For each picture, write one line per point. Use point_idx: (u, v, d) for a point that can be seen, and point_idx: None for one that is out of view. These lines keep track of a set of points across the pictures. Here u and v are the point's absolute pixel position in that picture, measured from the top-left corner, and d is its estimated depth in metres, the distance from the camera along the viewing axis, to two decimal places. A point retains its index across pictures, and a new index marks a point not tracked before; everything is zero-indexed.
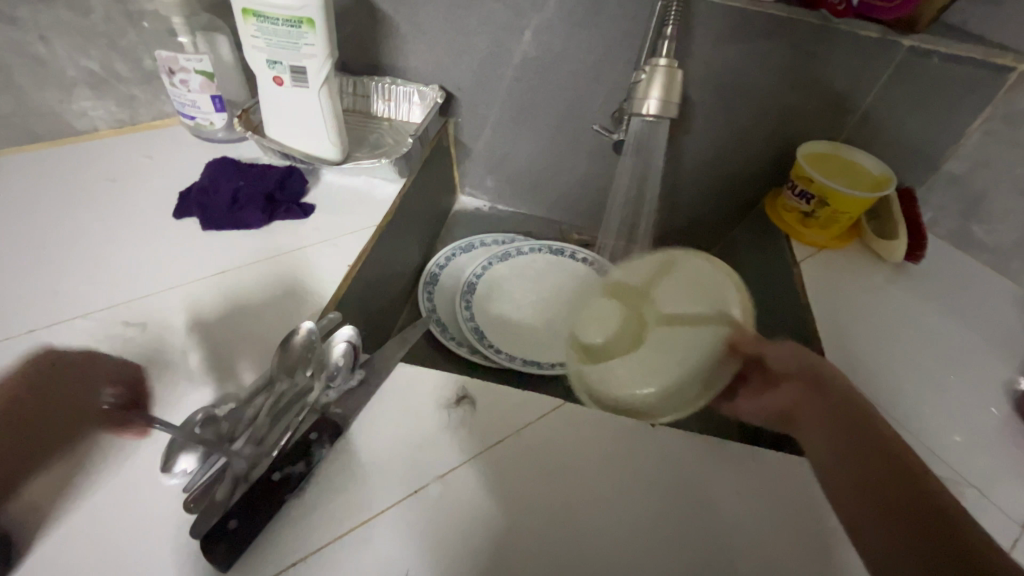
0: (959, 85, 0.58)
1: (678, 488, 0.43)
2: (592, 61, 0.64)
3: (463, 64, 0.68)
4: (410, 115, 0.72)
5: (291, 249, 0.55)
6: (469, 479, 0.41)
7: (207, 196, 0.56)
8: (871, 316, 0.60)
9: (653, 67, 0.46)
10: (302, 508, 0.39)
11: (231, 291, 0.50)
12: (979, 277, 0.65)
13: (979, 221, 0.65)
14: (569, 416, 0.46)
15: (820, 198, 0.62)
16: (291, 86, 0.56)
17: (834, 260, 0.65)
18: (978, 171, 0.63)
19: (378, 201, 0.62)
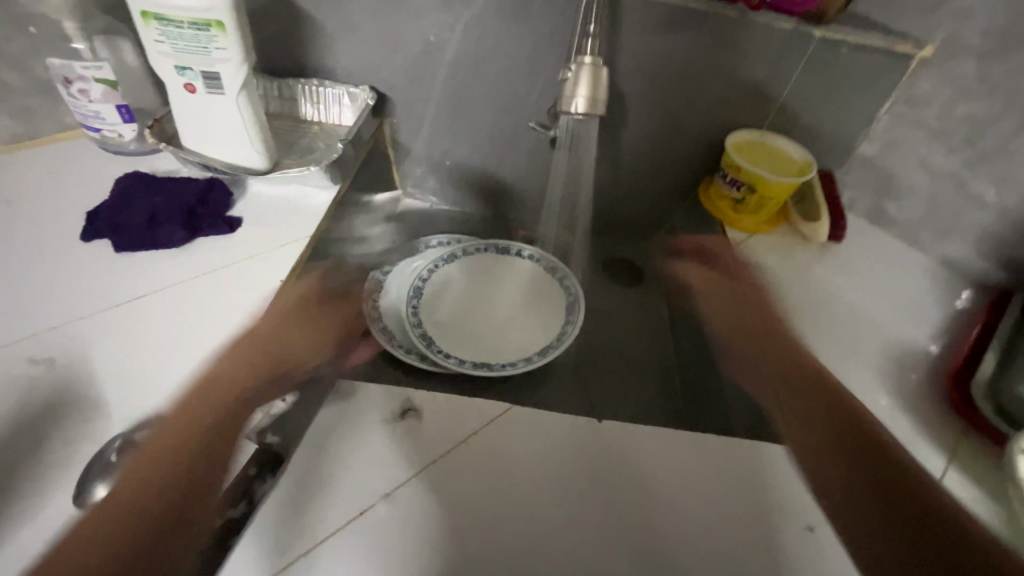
0: (866, 73, 0.62)
1: (627, 483, 0.44)
2: (524, 57, 0.64)
3: (393, 63, 0.66)
4: (341, 118, 0.69)
5: (219, 266, 0.52)
6: (419, 495, 0.40)
7: (118, 214, 0.52)
8: (801, 296, 0.63)
9: (578, 65, 0.46)
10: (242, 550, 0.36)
11: (153, 317, 0.47)
12: (892, 251, 0.70)
13: (891, 198, 0.69)
14: (519, 419, 0.46)
15: (748, 185, 0.65)
16: (206, 93, 0.53)
17: (764, 244, 0.68)
18: (888, 152, 0.67)
19: (310, 210, 0.60)
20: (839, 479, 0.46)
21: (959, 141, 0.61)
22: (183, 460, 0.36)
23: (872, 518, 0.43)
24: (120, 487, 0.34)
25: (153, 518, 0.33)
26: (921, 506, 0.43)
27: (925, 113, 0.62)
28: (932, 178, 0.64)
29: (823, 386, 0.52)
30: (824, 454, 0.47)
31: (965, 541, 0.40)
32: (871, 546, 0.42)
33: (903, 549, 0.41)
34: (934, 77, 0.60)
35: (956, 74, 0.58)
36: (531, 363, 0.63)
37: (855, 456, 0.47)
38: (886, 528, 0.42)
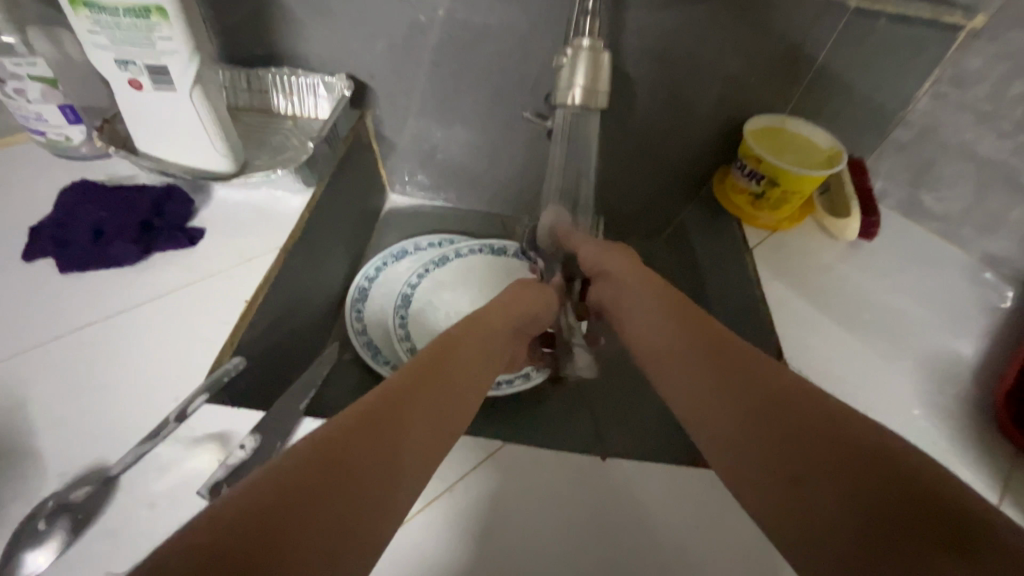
0: (907, 48, 0.54)
1: (628, 535, 0.39)
2: (516, 39, 0.57)
3: (370, 49, 0.59)
4: (317, 111, 0.63)
5: (178, 285, 0.46)
6: (405, 549, 0.37)
7: (64, 230, 0.47)
8: (828, 303, 0.57)
9: (575, 49, 0.39)
10: None
11: (102, 347, 0.42)
12: (926, 247, 0.64)
13: (928, 188, 0.62)
14: (511, 457, 0.42)
15: (769, 178, 0.58)
16: (154, 89, 0.47)
17: (785, 243, 0.62)
18: (927, 138, 0.60)
19: (281, 217, 0.54)
20: (750, 397, 0.34)
21: (1012, 125, 0.54)
22: (363, 446, 0.29)
23: (771, 430, 0.32)
24: (243, 494, 0.24)
25: (242, 570, 0.22)
26: (841, 417, 0.30)
27: (973, 93, 0.55)
28: (978, 167, 0.58)
29: (692, 333, 0.40)
30: (694, 380, 0.38)
31: (936, 485, 0.26)
32: (784, 470, 0.30)
33: (834, 478, 0.28)
34: (984, 52, 0.53)
35: (1012, 47, 0.51)
36: (529, 380, 0.59)
37: (725, 371, 0.36)
38: (815, 437, 0.30)
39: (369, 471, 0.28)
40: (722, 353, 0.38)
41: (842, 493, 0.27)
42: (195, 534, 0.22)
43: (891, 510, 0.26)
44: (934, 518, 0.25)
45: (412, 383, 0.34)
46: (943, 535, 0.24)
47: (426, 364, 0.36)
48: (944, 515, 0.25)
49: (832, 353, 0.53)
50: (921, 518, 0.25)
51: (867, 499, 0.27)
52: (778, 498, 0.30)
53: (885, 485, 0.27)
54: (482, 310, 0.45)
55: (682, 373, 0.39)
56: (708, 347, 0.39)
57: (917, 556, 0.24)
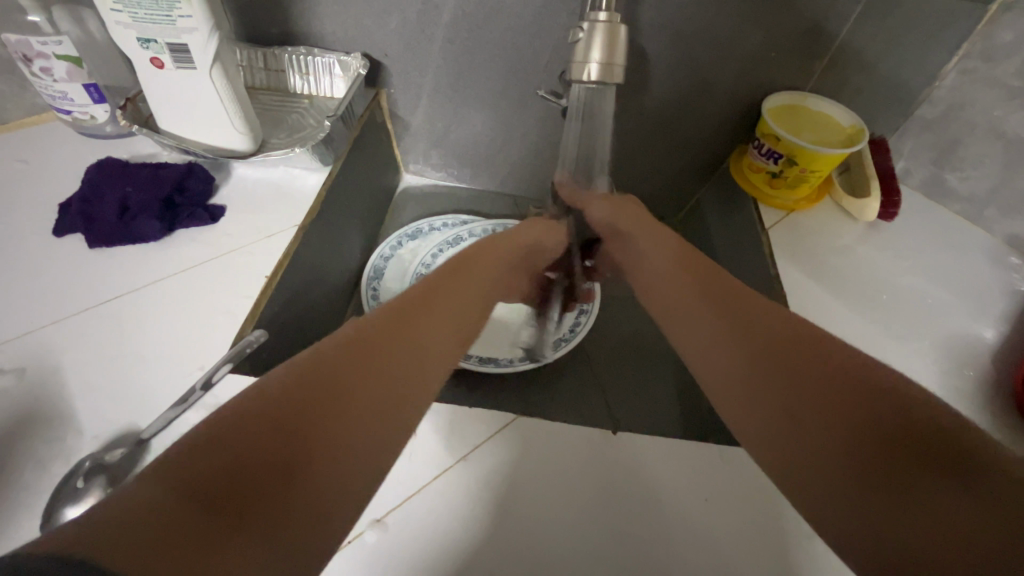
0: (934, 22, 0.52)
1: (636, 494, 0.41)
2: (531, 16, 0.56)
3: (386, 27, 0.59)
4: (333, 90, 0.63)
5: (202, 260, 0.48)
6: (419, 517, 0.38)
7: (92, 206, 0.48)
8: (843, 283, 0.57)
9: (591, 23, 0.39)
10: None
11: (130, 319, 0.43)
12: (948, 228, 0.63)
13: (952, 167, 0.61)
14: (523, 429, 0.43)
15: (787, 158, 0.57)
16: (175, 67, 0.47)
17: (802, 223, 0.61)
18: (953, 115, 0.58)
19: (299, 194, 0.55)
20: (752, 343, 0.36)
21: None
22: (366, 367, 0.30)
23: (771, 374, 0.34)
24: (248, 403, 0.25)
25: (267, 471, 0.24)
26: (843, 361, 0.32)
27: (1001, 68, 0.53)
28: (1005, 146, 0.56)
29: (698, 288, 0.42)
30: (701, 328, 0.39)
31: (929, 421, 0.27)
32: (784, 411, 0.32)
33: (832, 418, 0.30)
34: (1015, 25, 0.51)
35: None
36: (540, 359, 0.59)
37: (729, 320, 0.38)
38: (816, 380, 0.32)
39: (375, 391, 0.30)
40: (728, 300, 0.39)
41: (842, 431, 0.29)
42: (217, 437, 0.24)
43: (881, 446, 0.28)
44: (926, 454, 0.27)
45: (411, 306, 0.35)
46: (937, 468, 0.26)
47: (424, 288, 0.38)
48: (941, 447, 0.26)
49: (848, 334, 0.53)
50: (915, 449, 0.27)
51: (866, 437, 0.29)
52: (782, 438, 0.32)
53: (881, 424, 0.28)
54: (479, 245, 0.46)
55: (689, 322, 0.41)
56: (715, 294, 0.40)
57: (908, 487, 0.26)
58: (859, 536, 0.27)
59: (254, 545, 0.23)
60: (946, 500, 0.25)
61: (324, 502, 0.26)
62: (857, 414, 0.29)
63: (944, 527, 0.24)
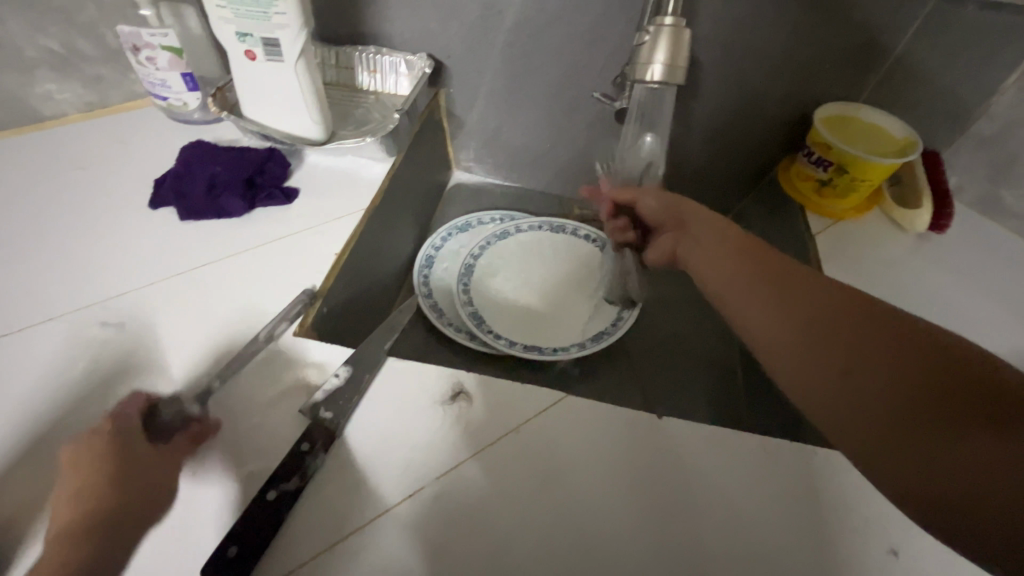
0: (993, 38, 0.53)
1: (686, 481, 0.42)
2: (591, 22, 0.59)
3: (453, 30, 0.62)
4: (397, 88, 0.67)
5: (277, 236, 0.52)
6: (470, 480, 0.40)
7: (183, 183, 0.53)
8: (891, 293, 0.57)
9: (657, 27, 0.41)
10: (285, 531, 0.36)
11: (214, 284, 0.48)
12: (1002, 245, 0.62)
13: (1008, 184, 0.61)
14: (570, 410, 0.45)
15: (837, 166, 0.58)
16: (265, 60, 0.52)
17: (850, 231, 0.62)
18: (1010, 130, 0.58)
19: (365, 182, 0.59)
20: (801, 309, 0.41)
21: None
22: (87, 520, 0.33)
23: (826, 340, 0.38)
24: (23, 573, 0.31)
25: None
26: (892, 325, 0.37)
27: None
28: None
29: (757, 269, 0.45)
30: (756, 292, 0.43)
31: (963, 365, 0.33)
32: (841, 376, 0.37)
33: (888, 372, 0.35)
34: None
35: None
36: (583, 349, 0.59)
37: (784, 285, 0.43)
38: (875, 343, 0.36)
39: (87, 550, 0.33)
40: (778, 266, 0.44)
41: (891, 384, 0.34)
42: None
43: (931, 394, 0.33)
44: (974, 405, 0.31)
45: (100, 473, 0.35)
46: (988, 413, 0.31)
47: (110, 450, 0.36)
48: (984, 394, 0.32)
49: None
50: (972, 400, 0.32)
51: (914, 388, 0.34)
52: (828, 390, 0.37)
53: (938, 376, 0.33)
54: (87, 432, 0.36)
55: (736, 284, 0.45)
56: (767, 260, 0.45)
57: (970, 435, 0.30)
58: (905, 476, 0.32)
59: None
60: (991, 438, 0.30)
61: None
62: (908, 370, 0.34)
63: (987, 458, 0.29)
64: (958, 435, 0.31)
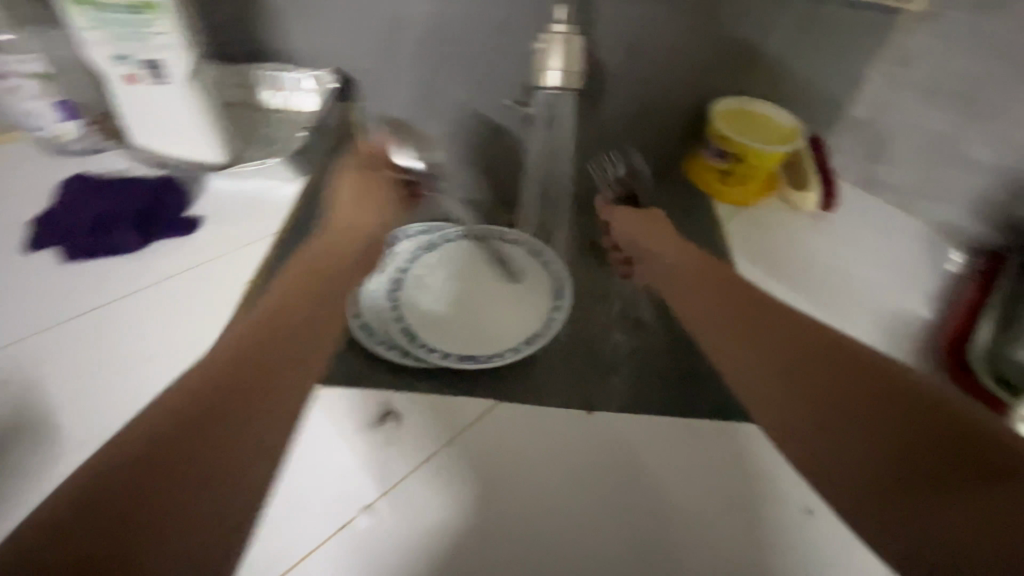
0: (855, 32, 0.59)
1: (622, 473, 0.43)
2: (495, 31, 0.60)
3: (357, 43, 0.61)
4: (304, 104, 0.65)
5: (183, 270, 0.49)
6: (404, 502, 0.40)
7: (67, 221, 0.49)
8: (792, 270, 0.62)
9: (550, 35, 0.42)
10: None
11: (115, 327, 0.45)
12: (884, 217, 0.69)
13: (884, 162, 0.67)
14: (503, 416, 0.46)
15: (734, 157, 0.63)
16: (149, 83, 0.48)
17: (754, 216, 0.68)
18: (880, 114, 0.64)
19: (276, 206, 0.56)
20: (777, 353, 0.42)
21: (954, 98, 0.59)
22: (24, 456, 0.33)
23: (807, 392, 0.39)
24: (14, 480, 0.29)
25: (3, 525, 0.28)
26: (868, 365, 0.39)
27: (915, 71, 0.60)
28: (925, 140, 0.63)
29: (716, 303, 0.48)
30: (734, 335, 0.45)
31: (938, 411, 0.35)
32: (803, 407, 0.39)
33: (862, 428, 0.36)
34: (924, 33, 0.58)
35: (948, 29, 0.56)
36: (517, 354, 0.53)
37: (758, 327, 0.44)
38: (844, 388, 0.38)
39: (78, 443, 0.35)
40: (755, 306, 0.45)
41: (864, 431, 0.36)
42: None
43: (908, 443, 0.35)
44: (954, 457, 0.33)
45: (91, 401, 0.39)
46: (959, 468, 0.33)
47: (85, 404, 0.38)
48: (959, 448, 0.33)
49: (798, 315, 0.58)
50: (948, 455, 0.33)
51: (893, 427, 0.36)
52: (811, 434, 0.38)
53: (914, 423, 0.35)
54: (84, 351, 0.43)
55: (717, 332, 0.46)
56: (747, 300, 0.46)
57: (961, 490, 0.32)
58: (901, 530, 0.33)
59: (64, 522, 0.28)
60: (959, 493, 0.32)
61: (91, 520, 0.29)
62: (879, 419, 0.36)
63: (962, 516, 0.31)
64: (933, 488, 0.33)
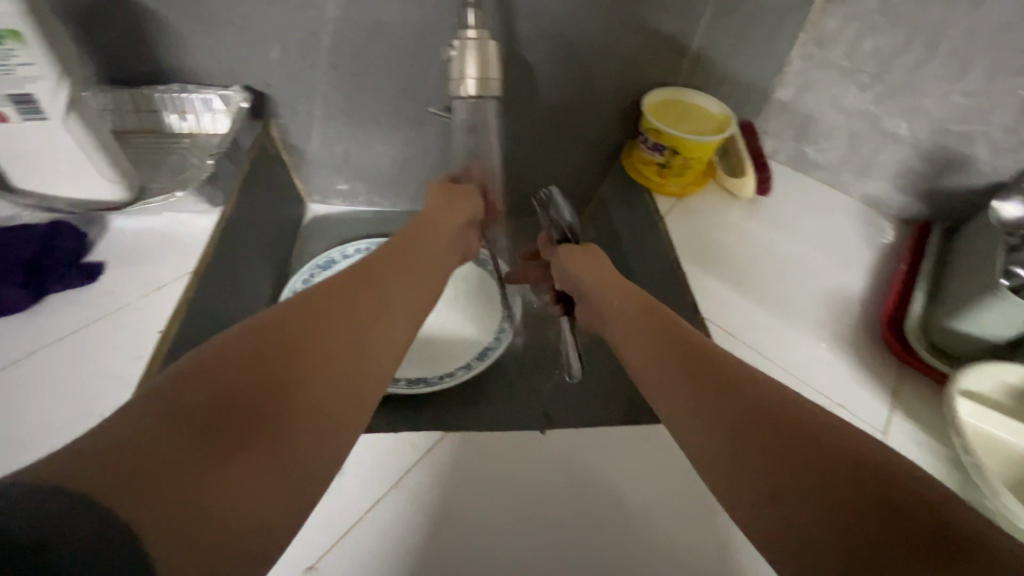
0: (773, 16, 0.59)
1: (576, 491, 0.44)
2: (413, 35, 0.57)
3: (264, 57, 0.57)
4: (216, 127, 0.60)
5: (85, 323, 0.45)
6: (352, 553, 0.38)
7: None
8: (732, 258, 0.63)
9: (462, 41, 0.40)
10: None
11: (5, 397, 0.40)
12: (816, 196, 0.71)
13: (811, 142, 0.69)
14: (453, 445, 0.45)
15: (669, 149, 0.62)
16: (21, 120, 0.43)
17: (694, 207, 0.67)
18: (804, 95, 0.65)
19: (189, 240, 0.52)
20: (709, 391, 0.34)
21: (871, 76, 0.60)
22: (231, 388, 0.26)
23: (739, 435, 0.31)
24: (181, 406, 0.25)
25: (183, 467, 0.23)
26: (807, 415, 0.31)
27: (833, 51, 0.61)
28: (848, 118, 0.64)
29: (647, 336, 0.41)
30: (665, 370, 0.38)
31: (889, 471, 0.27)
32: (727, 439, 0.32)
33: (801, 480, 0.28)
34: (838, 14, 0.58)
35: (861, 8, 0.57)
36: (469, 372, 0.58)
37: (692, 363, 0.37)
38: (785, 434, 0.30)
39: (263, 371, 0.28)
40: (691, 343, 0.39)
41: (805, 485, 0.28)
42: (139, 435, 0.23)
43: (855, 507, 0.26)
44: (908, 528, 0.24)
45: (292, 324, 0.31)
46: (913, 541, 0.24)
47: (291, 322, 0.31)
48: (911, 517, 0.25)
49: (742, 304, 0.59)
50: (902, 526, 0.25)
51: (825, 470, 0.28)
52: (746, 486, 0.30)
53: (861, 479, 0.27)
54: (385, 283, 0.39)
55: (651, 371, 0.39)
56: (683, 338, 0.39)
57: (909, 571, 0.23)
58: None
59: (242, 483, 0.24)
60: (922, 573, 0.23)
61: (309, 468, 0.27)
62: (820, 476, 0.28)
63: None
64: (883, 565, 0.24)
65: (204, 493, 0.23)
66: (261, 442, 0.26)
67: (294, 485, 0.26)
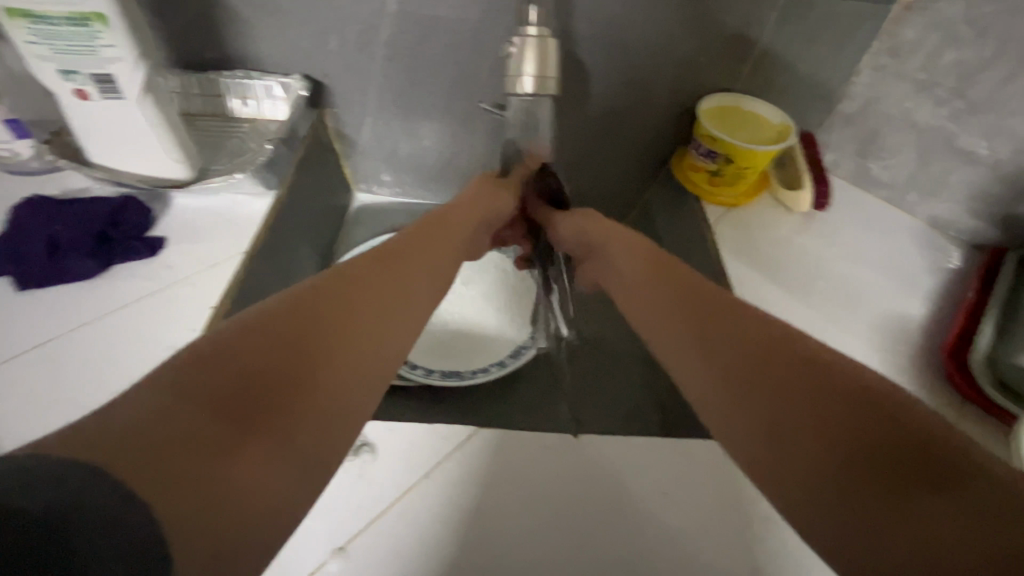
0: (846, 24, 0.56)
1: (607, 500, 0.43)
2: (470, 30, 0.57)
3: (325, 47, 0.58)
4: (274, 113, 0.62)
5: (144, 293, 0.47)
6: (381, 541, 0.39)
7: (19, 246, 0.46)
8: (782, 273, 0.60)
9: (522, 38, 0.40)
10: None
11: (70, 358, 0.43)
12: (876, 214, 0.67)
13: (876, 157, 0.65)
14: (484, 442, 0.45)
15: (723, 156, 0.60)
16: (101, 98, 0.45)
17: (744, 218, 0.66)
18: (872, 108, 0.62)
19: (244, 221, 0.54)
20: (727, 361, 0.33)
21: (948, 91, 0.57)
22: (246, 367, 0.26)
23: (761, 405, 0.30)
24: (201, 385, 0.25)
25: (202, 441, 0.23)
26: (835, 376, 0.29)
27: (908, 62, 0.57)
28: (919, 134, 0.61)
29: (660, 295, 0.40)
30: (679, 335, 0.36)
31: (922, 432, 0.26)
32: (744, 404, 0.31)
33: (829, 452, 0.27)
34: (917, 23, 0.55)
35: (943, 18, 0.54)
36: (502, 368, 0.58)
37: (708, 328, 0.35)
38: (812, 401, 0.29)
39: (277, 352, 0.28)
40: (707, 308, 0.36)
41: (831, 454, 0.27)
42: (158, 409, 0.23)
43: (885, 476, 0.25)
44: (943, 485, 0.24)
45: (305, 308, 0.30)
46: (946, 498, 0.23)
47: (305, 304, 0.31)
48: (945, 477, 0.24)
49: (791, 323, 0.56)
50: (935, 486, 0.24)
51: (863, 448, 0.26)
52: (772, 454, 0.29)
53: (892, 443, 0.26)
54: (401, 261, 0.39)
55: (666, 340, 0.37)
56: (698, 299, 0.37)
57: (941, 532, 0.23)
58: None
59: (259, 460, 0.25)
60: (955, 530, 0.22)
61: (321, 449, 0.27)
62: (852, 445, 0.27)
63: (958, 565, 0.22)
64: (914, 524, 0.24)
65: (220, 470, 0.23)
66: (275, 423, 0.26)
67: (308, 460, 0.27)
